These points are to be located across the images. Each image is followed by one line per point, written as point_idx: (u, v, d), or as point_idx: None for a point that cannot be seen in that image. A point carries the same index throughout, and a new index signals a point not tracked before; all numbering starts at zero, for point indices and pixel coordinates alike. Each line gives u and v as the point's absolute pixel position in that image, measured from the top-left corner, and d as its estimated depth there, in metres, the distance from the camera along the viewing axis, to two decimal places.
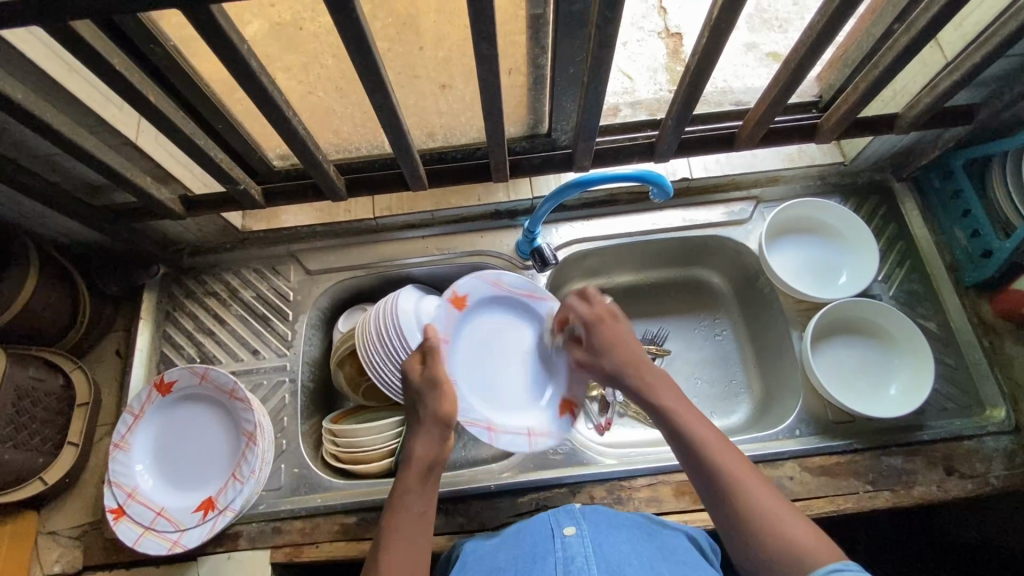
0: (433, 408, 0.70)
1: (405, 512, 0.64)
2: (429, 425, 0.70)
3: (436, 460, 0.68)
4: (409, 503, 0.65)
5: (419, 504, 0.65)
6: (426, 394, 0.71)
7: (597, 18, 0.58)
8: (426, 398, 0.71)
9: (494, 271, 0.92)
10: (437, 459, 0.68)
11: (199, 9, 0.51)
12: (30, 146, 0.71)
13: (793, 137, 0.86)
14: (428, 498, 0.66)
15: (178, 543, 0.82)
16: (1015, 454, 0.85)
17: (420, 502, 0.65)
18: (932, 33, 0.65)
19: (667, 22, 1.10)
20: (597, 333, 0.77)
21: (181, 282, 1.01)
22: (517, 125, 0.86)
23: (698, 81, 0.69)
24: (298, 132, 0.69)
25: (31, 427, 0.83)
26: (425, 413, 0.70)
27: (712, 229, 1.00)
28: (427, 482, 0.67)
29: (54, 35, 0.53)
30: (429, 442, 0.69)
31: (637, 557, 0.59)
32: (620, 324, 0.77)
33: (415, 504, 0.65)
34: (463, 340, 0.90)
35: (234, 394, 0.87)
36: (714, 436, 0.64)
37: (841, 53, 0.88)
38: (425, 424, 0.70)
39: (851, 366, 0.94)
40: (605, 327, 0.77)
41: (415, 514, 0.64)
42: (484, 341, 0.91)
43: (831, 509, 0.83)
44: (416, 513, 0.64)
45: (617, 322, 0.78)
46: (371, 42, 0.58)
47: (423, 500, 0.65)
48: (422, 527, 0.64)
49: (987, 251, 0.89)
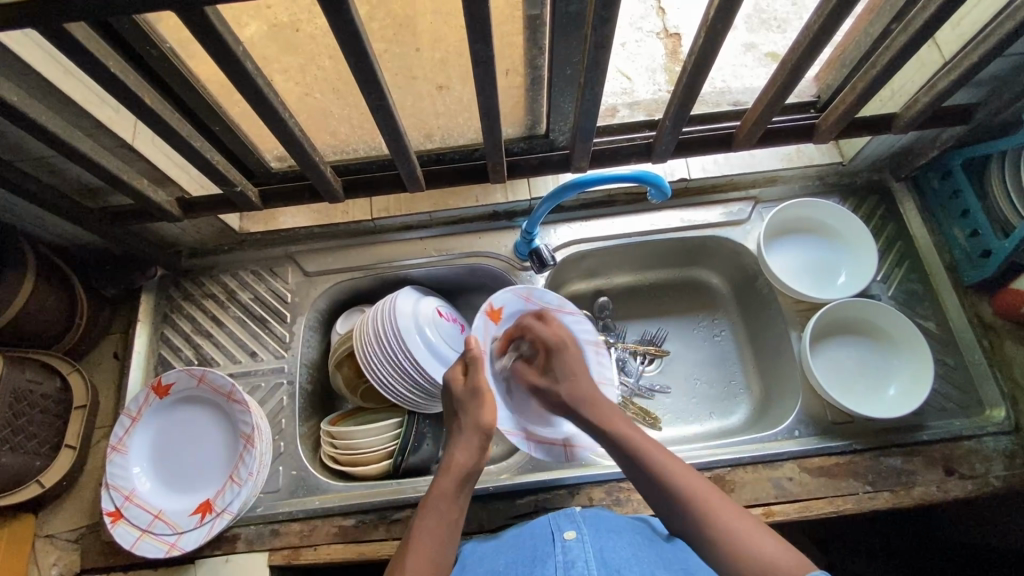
0: (478, 418, 0.71)
1: (436, 516, 0.64)
2: (469, 435, 0.71)
3: (472, 469, 0.69)
4: (442, 506, 0.65)
5: (450, 509, 0.65)
6: (471, 403, 0.73)
7: (593, 18, 0.58)
8: (468, 407, 0.73)
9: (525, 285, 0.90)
10: (474, 469, 0.69)
11: (193, 11, 0.51)
12: (26, 149, 0.71)
13: (791, 137, 0.86)
14: (459, 505, 0.67)
15: (176, 546, 0.82)
16: (1016, 454, 0.85)
17: (453, 508, 0.66)
18: (929, 32, 0.65)
19: (665, 22, 1.10)
20: (559, 354, 0.84)
21: (179, 284, 1.01)
22: (514, 126, 0.86)
23: (695, 82, 0.69)
24: (294, 133, 0.68)
25: (28, 429, 0.83)
26: (467, 421, 0.72)
27: (710, 230, 1.00)
28: (462, 490, 0.67)
29: (48, 37, 0.53)
30: (467, 452, 0.70)
31: (638, 561, 0.59)
32: (575, 347, 0.86)
33: (446, 510, 0.65)
34: (500, 351, 0.90)
35: (231, 397, 0.86)
36: (677, 464, 0.67)
37: (838, 53, 0.87)
38: (464, 433, 0.71)
39: (850, 368, 0.93)
40: (565, 348, 0.85)
41: (446, 518, 0.65)
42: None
43: (830, 510, 0.83)
44: (447, 517, 0.65)
45: (569, 343, 0.86)
46: (366, 43, 0.57)
47: (455, 508, 0.66)
48: (451, 530, 0.64)
49: (986, 251, 0.89)
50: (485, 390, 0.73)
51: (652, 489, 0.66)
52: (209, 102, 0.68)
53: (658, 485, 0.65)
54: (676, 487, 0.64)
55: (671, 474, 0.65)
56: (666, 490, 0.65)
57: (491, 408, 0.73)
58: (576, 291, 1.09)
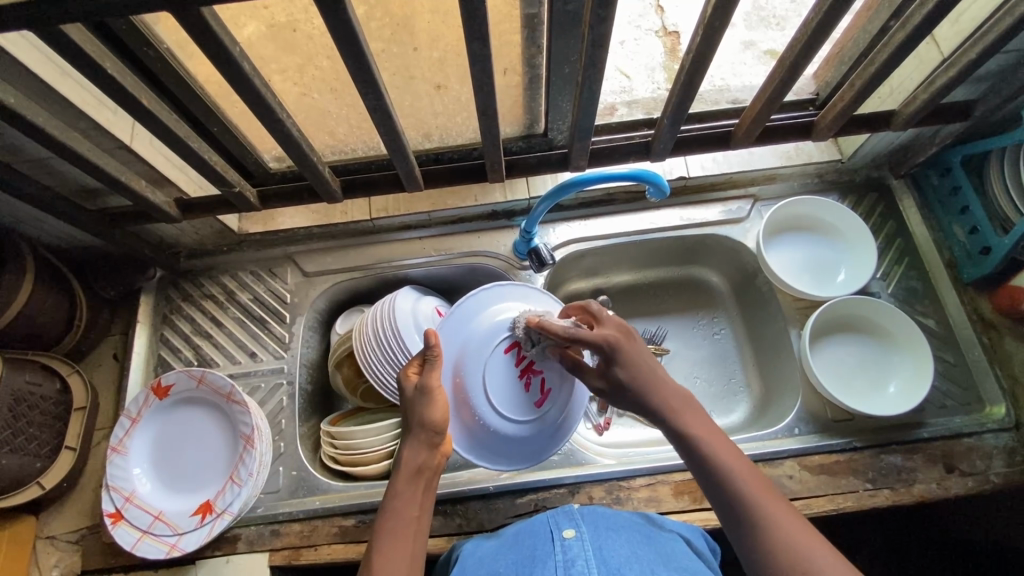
0: (421, 413, 0.67)
1: (398, 515, 0.62)
2: (416, 432, 0.67)
3: (425, 464, 0.65)
4: (402, 505, 0.63)
5: (410, 508, 0.63)
6: (417, 403, 0.67)
7: (590, 17, 0.57)
8: (416, 406, 0.67)
9: (489, 424, 0.76)
10: (429, 463, 0.65)
11: (189, 12, 0.50)
12: (25, 151, 0.71)
13: (792, 134, 0.86)
14: (422, 501, 0.64)
15: (176, 547, 0.82)
16: (1016, 451, 0.85)
17: (413, 505, 0.63)
18: (928, 28, 0.64)
19: (664, 20, 1.10)
20: (618, 368, 0.66)
21: (179, 285, 1.01)
22: (513, 124, 0.86)
23: (693, 80, 0.69)
24: (292, 134, 0.68)
25: (28, 431, 0.83)
26: (413, 419, 0.67)
27: (709, 228, 1.00)
28: (418, 484, 0.64)
29: (45, 40, 0.53)
30: (416, 447, 0.66)
31: (637, 559, 0.59)
32: (641, 348, 0.68)
33: (405, 508, 0.63)
34: (474, 376, 0.75)
35: (231, 397, 0.86)
36: (732, 453, 0.61)
37: (837, 50, 0.88)
38: (412, 428, 0.67)
39: (847, 366, 0.93)
40: (631, 352, 0.67)
41: (406, 517, 0.62)
42: (493, 376, 0.76)
43: (830, 508, 0.82)
44: (407, 515, 0.62)
45: (635, 342, 0.68)
46: (363, 43, 0.57)
47: (414, 504, 0.63)
48: (416, 530, 0.62)
49: (986, 248, 0.89)
50: (435, 388, 0.67)
51: (699, 469, 0.62)
52: (209, 105, 0.68)
53: (733, 502, 0.58)
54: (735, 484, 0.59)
55: (748, 490, 0.58)
56: (716, 480, 0.60)
57: (442, 405, 0.67)
58: (574, 290, 1.09)
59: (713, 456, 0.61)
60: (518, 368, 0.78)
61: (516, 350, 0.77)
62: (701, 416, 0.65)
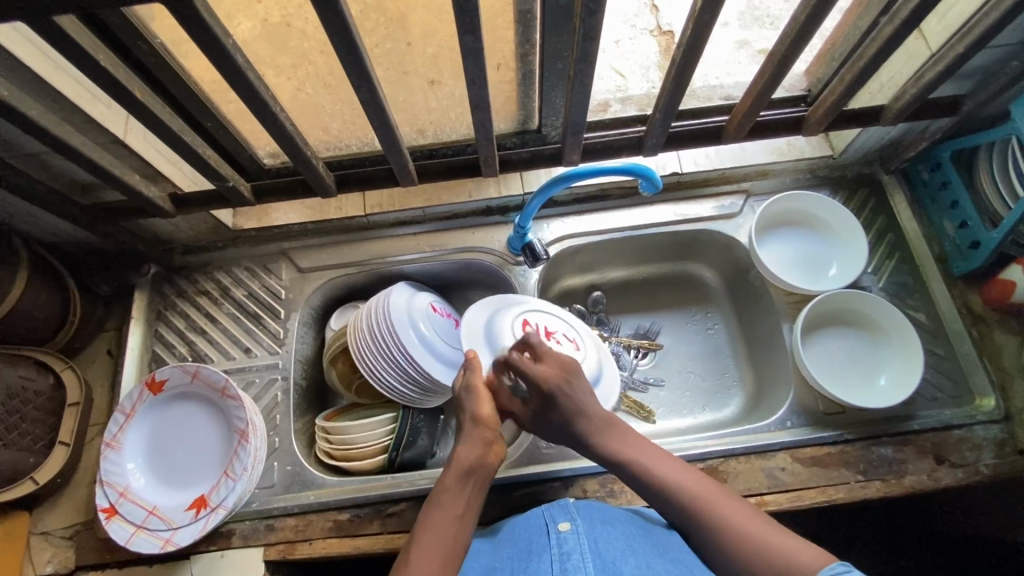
0: (472, 409, 0.70)
1: (441, 510, 0.62)
2: (470, 429, 0.69)
3: (476, 462, 0.66)
4: (447, 501, 0.63)
5: (455, 503, 0.63)
6: (466, 400, 0.71)
7: (582, 10, 0.58)
8: (469, 402, 0.71)
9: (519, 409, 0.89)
10: (479, 460, 0.66)
11: (180, 3, 0.50)
12: (19, 145, 0.71)
13: (781, 129, 0.87)
14: (467, 500, 0.64)
15: (170, 542, 0.82)
16: (1005, 443, 0.85)
17: (458, 501, 0.63)
18: (913, 24, 0.65)
19: (658, 19, 1.11)
20: (555, 407, 0.71)
21: (173, 281, 1.01)
22: (507, 121, 0.87)
23: (684, 75, 0.69)
24: (285, 128, 0.69)
25: (21, 426, 0.83)
26: (466, 417, 0.70)
27: (702, 223, 1.01)
28: (467, 482, 0.64)
29: (37, 30, 0.53)
30: (471, 446, 0.67)
31: (633, 553, 0.59)
32: (578, 382, 0.72)
33: (451, 503, 0.63)
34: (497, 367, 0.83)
35: (226, 392, 0.86)
36: (673, 469, 0.67)
37: (828, 47, 0.89)
38: (467, 426, 0.69)
39: (840, 360, 0.94)
40: (571, 392, 0.71)
41: (449, 513, 0.62)
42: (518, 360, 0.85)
43: (822, 499, 0.83)
44: (451, 511, 0.62)
45: (575, 379, 0.72)
46: (357, 37, 0.57)
47: (460, 500, 0.63)
48: (459, 526, 0.61)
49: (974, 242, 0.90)
50: (480, 387, 0.72)
51: (645, 489, 0.67)
52: (202, 100, 0.68)
53: (683, 512, 0.63)
54: (681, 493, 0.64)
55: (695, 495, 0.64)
56: (662, 493, 0.65)
57: (487, 400, 0.71)
58: (570, 285, 1.09)
59: (656, 474, 0.66)
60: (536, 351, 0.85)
61: (530, 329, 0.86)
62: (631, 438, 0.70)
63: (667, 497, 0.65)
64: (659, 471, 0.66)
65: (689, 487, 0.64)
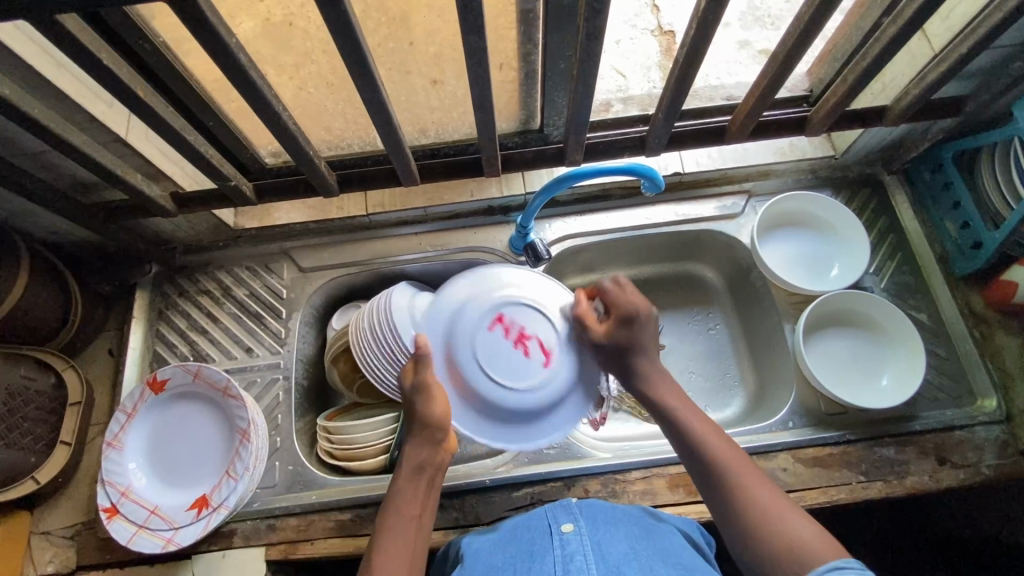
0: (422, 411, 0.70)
1: (397, 512, 0.64)
2: (422, 429, 0.70)
3: (427, 462, 0.68)
4: (404, 501, 0.65)
5: (411, 504, 0.65)
6: (415, 400, 0.71)
7: (585, 10, 0.57)
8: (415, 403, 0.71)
9: None
10: (430, 461, 0.68)
11: (183, 2, 0.50)
12: (21, 144, 0.71)
13: (784, 129, 0.87)
14: (422, 501, 0.66)
15: (172, 542, 0.82)
16: (1007, 443, 0.86)
17: (414, 501, 0.66)
18: (917, 24, 0.65)
19: (660, 19, 1.10)
20: (632, 327, 0.77)
21: (174, 280, 1.01)
22: (508, 121, 0.87)
23: (687, 75, 0.69)
24: (288, 127, 0.69)
25: (23, 426, 0.83)
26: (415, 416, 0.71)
27: (704, 223, 1.01)
28: (421, 483, 0.67)
29: (40, 30, 0.53)
30: (420, 448, 0.69)
31: (636, 554, 0.59)
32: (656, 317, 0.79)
33: (406, 505, 0.65)
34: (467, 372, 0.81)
35: (228, 392, 0.86)
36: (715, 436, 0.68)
37: (830, 47, 0.89)
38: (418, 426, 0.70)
39: (843, 359, 0.94)
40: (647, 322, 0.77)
41: (405, 514, 0.64)
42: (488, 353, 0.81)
43: (824, 500, 0.83)
44: (408, 512, 0.65)
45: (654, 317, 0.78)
46: (360, 37, 0.57)
47: (415, 502, 0.66)
48: (416, 526, 0.64)
49: (977, 243, 0.90)
50: (433, 384, 0.72)
51: (682, 446, 0.69)
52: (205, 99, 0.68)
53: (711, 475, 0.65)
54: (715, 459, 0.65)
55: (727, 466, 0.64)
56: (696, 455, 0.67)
57: (441, 400, 0.71)
58: (572, 285, 1.09)
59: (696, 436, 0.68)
60: (507, 339, 0.82)
61: (501, 323, 0.83)
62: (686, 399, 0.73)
63: (701, 459, 0.66)
64: (700, 437, 0.68)
65: (724, 456, 0.65)
